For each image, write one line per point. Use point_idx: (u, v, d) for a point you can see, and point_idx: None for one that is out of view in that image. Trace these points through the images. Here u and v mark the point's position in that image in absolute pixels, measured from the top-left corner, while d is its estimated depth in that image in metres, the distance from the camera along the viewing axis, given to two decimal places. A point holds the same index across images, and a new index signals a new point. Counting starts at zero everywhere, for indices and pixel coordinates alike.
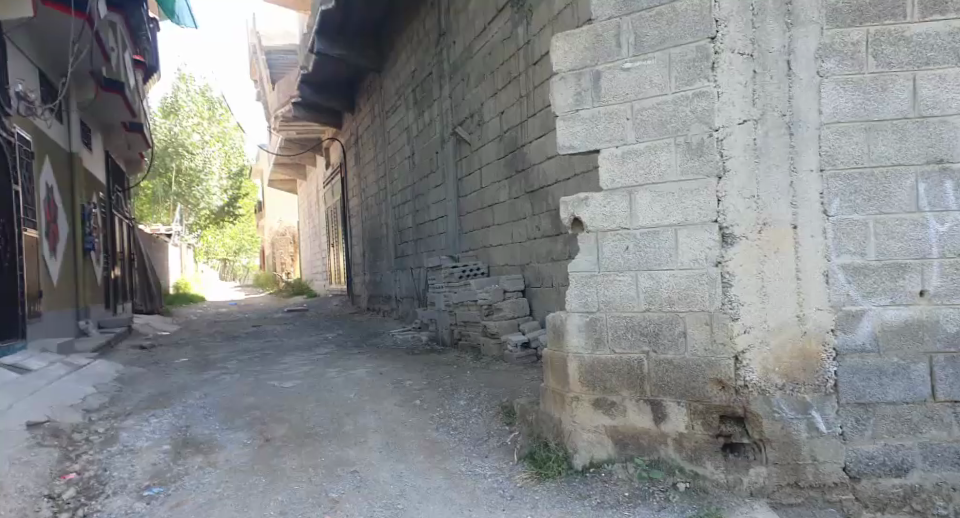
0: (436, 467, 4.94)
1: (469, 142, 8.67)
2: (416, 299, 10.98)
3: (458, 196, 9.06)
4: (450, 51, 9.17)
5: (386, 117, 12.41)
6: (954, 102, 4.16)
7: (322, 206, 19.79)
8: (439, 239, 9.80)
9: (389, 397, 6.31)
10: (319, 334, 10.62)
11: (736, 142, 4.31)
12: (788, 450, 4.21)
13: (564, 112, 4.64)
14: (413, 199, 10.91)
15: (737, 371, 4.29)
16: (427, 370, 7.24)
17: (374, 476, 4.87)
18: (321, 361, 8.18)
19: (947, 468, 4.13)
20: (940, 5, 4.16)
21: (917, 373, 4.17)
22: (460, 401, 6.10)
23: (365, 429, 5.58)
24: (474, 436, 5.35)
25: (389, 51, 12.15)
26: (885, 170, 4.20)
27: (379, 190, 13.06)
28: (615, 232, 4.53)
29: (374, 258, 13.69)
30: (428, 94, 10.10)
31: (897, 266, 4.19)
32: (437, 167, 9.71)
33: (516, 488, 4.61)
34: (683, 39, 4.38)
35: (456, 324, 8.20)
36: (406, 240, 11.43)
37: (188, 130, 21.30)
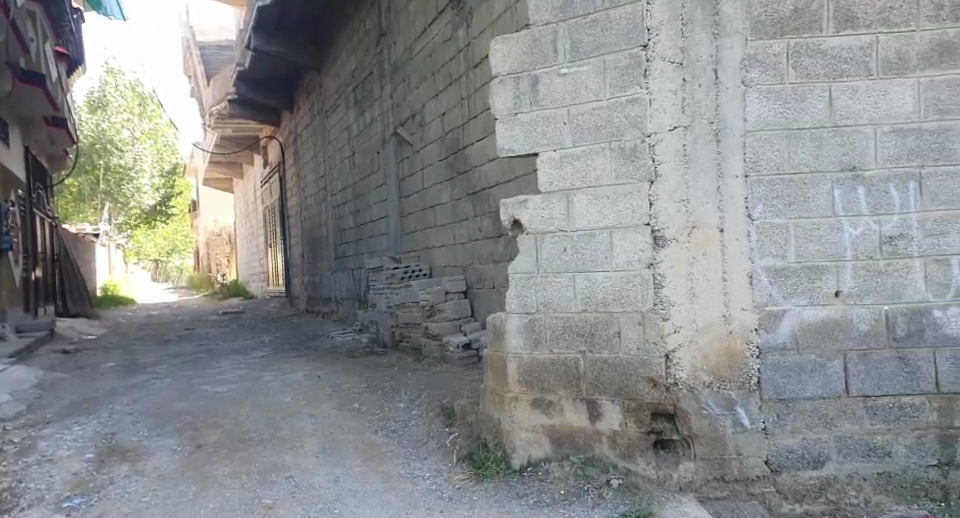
0: (373, 470, 5.01)
1: (410, 143, 8.74)
2: (356, 300, 11.01)
3: (400, 196, 9.12)
4: (391, 51, 9.23)
5: (326, 117, 12.39)
6: (866, 113, 4.37)
7: (259, 206, 19.64)
8: (380, 239, 9.85)
9: (327, 400, 6.36)
10: (256, 337, 10.58)
11: (667, 148, 4.46)
12: (714, 445, 4.38)
13: (503, 115, 4.75)
14: (354, 199, 10.93)
15: (668, 370, 4.45)
16: (366, 373, 7.30)
17: (309, 480, 4.91)
18: (256, 364, 8.18)
19: (859, 459, 4.34)
20: (852, 21, 4.37)
21: (832, 369, 4.37)
22: (399, 403, 6.19)
23: (302, 433, 5.62)
24: (413, 438, 5.44)
25: (329, 50, 12.12)
26: (804, 176, 4.40)
27: (319, 191, 13.04)
28: (554, 233, 4.66)
29: (313, 259, 13.66)
30: (369, 94, 10.13)
31: (815, 268, 4.38)
32: (379, 167, 9.75)
33: (454, 489, 4.68)
34: (617, 47, 4.53)
35: (397, 325, 8.28)
36: (347, 240, 11.45)
37: (117, 127, 20.81)
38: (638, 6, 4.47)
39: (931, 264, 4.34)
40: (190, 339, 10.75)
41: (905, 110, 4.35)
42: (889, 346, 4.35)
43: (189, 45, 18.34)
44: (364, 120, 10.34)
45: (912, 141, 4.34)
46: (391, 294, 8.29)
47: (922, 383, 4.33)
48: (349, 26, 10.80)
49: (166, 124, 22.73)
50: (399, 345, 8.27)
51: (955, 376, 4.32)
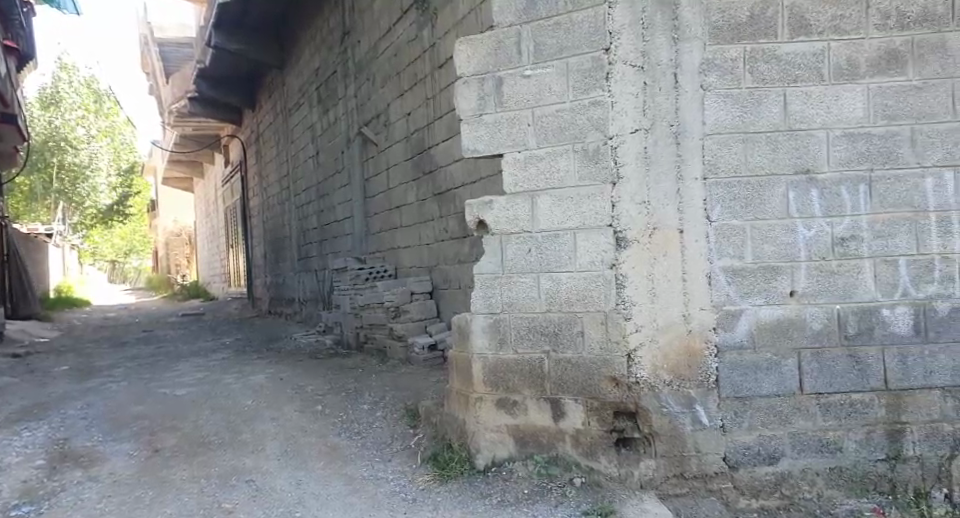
0: (335, 473, 5.03)
1: (374, 142, 8.76)
2: (320, 301, 11.00)
3: (365, 197, 9.14)
4: (355, 50, 9.24)
5: (289, 116, 12.36)
6: (819, 117, 4.48)
7: (221, 206, 19.52)
8: (345, 240, 9.85)
9: (289, 402, 6.38)
10: (216, 339, 10.54)
11: (628, 150, 4.53)
12: (674, 443, 4.46)
13: (468, 116, 4.81)
14: (318, 199, 10.91)
15: (629, 369, 4.52)
16: (329, 375, 7.31)
17: (269, 484, 4.92)
18: (216, 367, 8.17)
19: (813, 455, 4.45)
20: (805, 27, 4.48)
21: (787, 368, 4.48)
22: (363, 405, 6.22)
23: (264, 437, 5.64)
24: (377, 440, 5.47)
25: (291, 48, 12.09)
26: (760, 178, 4.50)
27: (282, 190, 13.00)
28: (519, 234, 4.71)
29: (275, 259, 13.62)
30: (333, 93, 10.12)
31: (770, 268, 4.48)
32: (343, 167, 9.76)
33: (418, 491, 4.71)
34: (579, 49, 4.59)
35: (362, 326, 8.30)
36: (310, 240, 11.43)
37: (71, 124, 20.58)
38: (600, 9, 4.54)
39: (880, 265, 4.46)
40: (147, 341, 10.67)
41: (855, 115, 4.47)
42: (841, 345, 4.47)
43: (146, 42, 17.37)
44: (329, 120, 10.33)
45: (862, 146, 4.46)
46: (356, 295, 8.30)
47: (872, 380, 4.46)
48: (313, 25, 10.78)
49: (122, 122, 22.60)
50: (363, 346, 8.28)
51: (904, 374, 4.44)
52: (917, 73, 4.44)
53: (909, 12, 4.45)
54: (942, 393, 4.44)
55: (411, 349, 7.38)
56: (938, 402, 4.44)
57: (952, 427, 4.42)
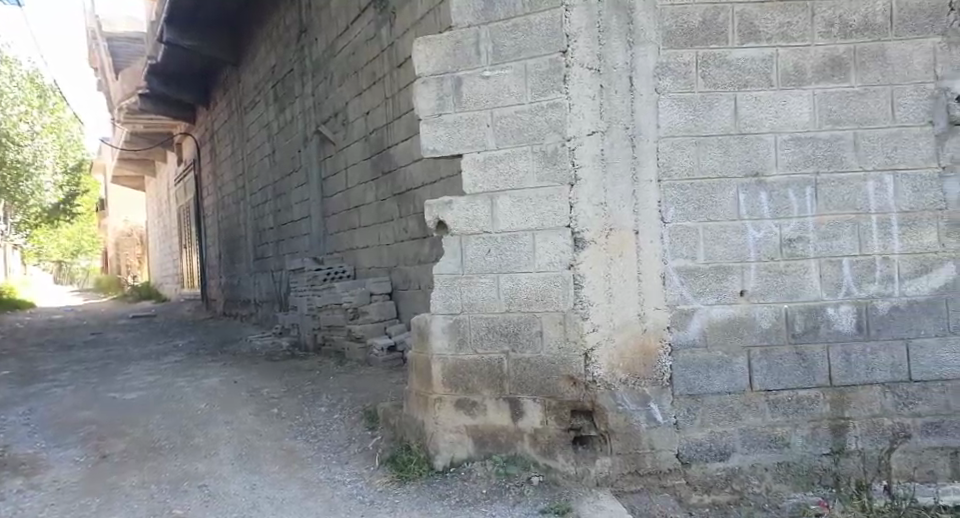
0: (291, 476, 5.04)
1: (333, 141, 8.76)
2: (277, 302, 10.95)
3: (323, 196, 9.13)
4: (312, 48, 9.23)
5: (245, 114, 12.28)
6: (767, 122, 4.59)
7: (174, 205, 19.30)
8: (303, 240, 9.82)
9: (245, 406, 6.37)
10: (169, 342, 10.44)
11: (586, 152, 4.60)
12: (629, 440, 4.54)
13: (427, 116, 4.83)
14: (275, 199, 10.86)
15: (587, 367, 4.60)
16: (286, 377, 7.31)
17: (223, 488, 4.91)
18: (167, 370, 8.11)
19: (762, 450, 4.56)
20: (755, 34, 4.59)
21: (737, 366, 4.59)
22: (320, 407, 6.23)
23: (217, 440, 5.63)
24: (334, 443, 5.49)
25: (248, 46, 12.00)
26: (712, 181, 4.60)
27: (238, 190, 12.92)
28: (478, 235, 4.76)
29: (231, 260, 13.52)
30: (290, 91, 10.09)
31: (722, 268, 4.59)
32: (301, 167, 9.73)
33: (376, 493, 4.73)
34: (537, 52, 4.66)
35: (320, 328, 8.29)
36: (267, 241, 11.38)
37: (17, 120, 17.75)
38: (557, 12, 4.61)
39: (825, 265, 4.59)
40: (97, 345, 10.54)
41: (802, 120, 4.59)
42: (789, 343, 4.59)
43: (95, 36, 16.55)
44: (286, 118, 10.29)
45: (808, 149, 4.59)
46: (314, 296, 8.30)
47: (818, 377, 4.58)
48: (270, 22, 10.73)
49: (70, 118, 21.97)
50: (322, 348, 8.28)
51: (848, 370, 4.58)
52: (859, 80, 4.58)
53: (852, 20, 4.59)
54: (884, 389, 4.57)
55: (370, 350, 7.41)
56: (879, 398, 4.57)
57: (893, 422, 4.56)
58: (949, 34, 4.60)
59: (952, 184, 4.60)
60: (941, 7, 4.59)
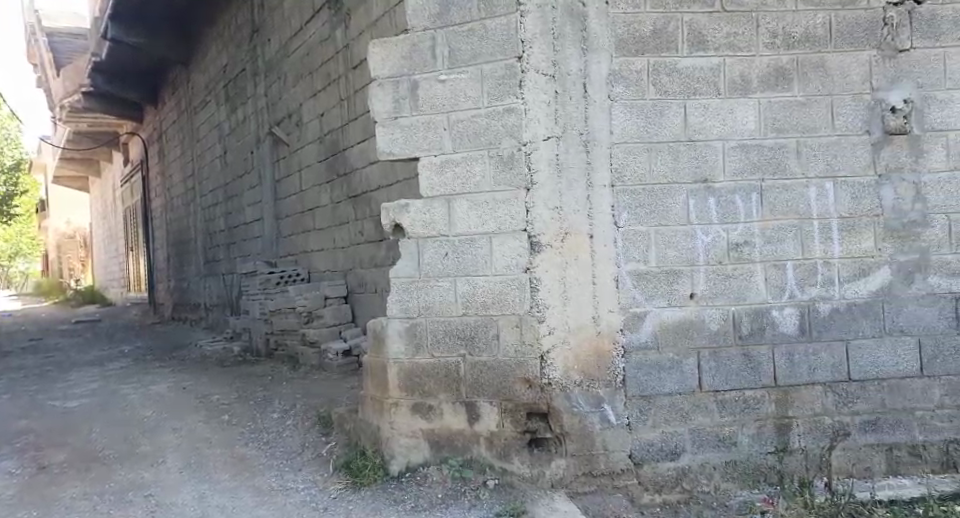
0: (242, 485, 5.03)
1: (287, 142, 8.75)
2: (229, 305, 10.88)
3: (276, 198, 9.13)
4: (265, 48, 9.21)
5: (196, 114, 12.19)
6: (715, 129, 4.72)
7: (119, 207, 19.04)
8: (255, 243, 9.78)
9: (194, 413, 6.35)
10: (115, 348, 10.32)
11: (541, 157, 4.67)
12: (584, 442, 4.62)
13: (383, 119, 4.85)
14: (227, 200, 10.80)
15: (543, 370, 4.66)
16: (237, 383, 7.30)
17: (171, 499, 4.89)
18: (111, 377, 8.03)
19: (711, 450, 4.67)
20: (703, 43, 4.71)
21: (687, 367, 4.70)
22: (272, 413, 6.24)
23: (163, 449, 5.62)
24: (288, 449, 5.50)
25: (199, 45, 11.89)
26: (663, 186, 4.71)
27: (188, 191, 12.80)
28: (435, 237, 4.79)
29: (181, 263, 13.39)
30: (241, 91, 10.05)
31: (672, 272, 4.70)
32: (254, 168, 9.68)
33: (330, 500, 4.74)
34: (493, 57, 4.71)
35: (272, 333, 8.27)
36: (219, 243, 11.31)
37: None
38: (512, 18, 4.66)
39: (770, 268, 4.72)
40: (37, 351, 10.35)
41: (748, 128, 4.72)
42: (736, 344, 4.71)
43: (32, 32, 16.13)
44: (237, 119, 10.25)
45: (754, 156, 4.72)
46: (267, 301, 8.27)
47: (763, 377, 4.71)
48: (221, 22, 10.68)
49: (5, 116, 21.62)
50: (275, 353, 8.26)
51: (792, 371, 4.72)
52: (801, 90, 4.74)
53: (794, 32, 4.75)
54: (824, 389, 4.73)
55: (325, 354, 7.43)
56: (821, 397, 4.73)
57: (833, 420, 4.72)
58: (883, 47, 4.78)
59: (887, 191, 4.77)
60: (876, 21, 4.78)
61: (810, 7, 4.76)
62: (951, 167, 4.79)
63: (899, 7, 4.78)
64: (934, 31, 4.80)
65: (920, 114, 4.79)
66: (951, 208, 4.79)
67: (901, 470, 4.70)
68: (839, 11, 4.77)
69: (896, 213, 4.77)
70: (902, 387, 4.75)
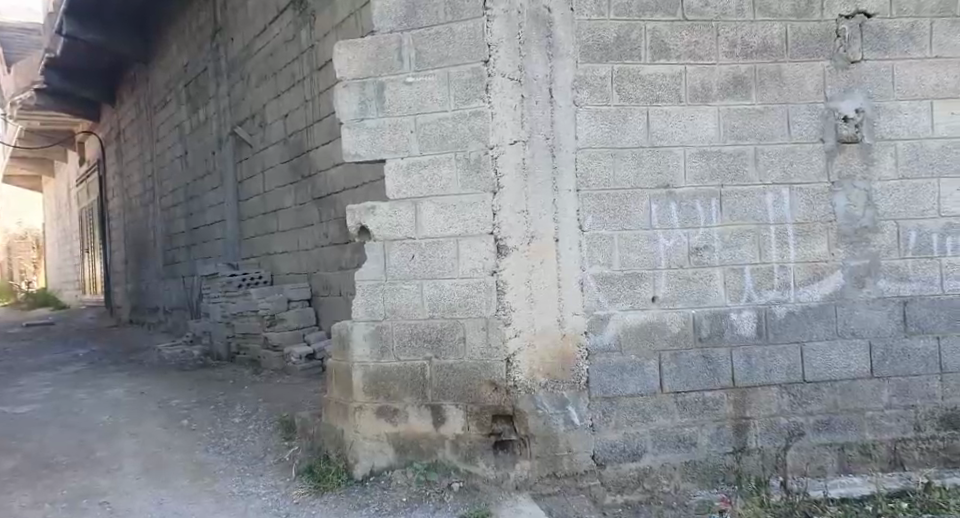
0: (202, 491, 5.03)
1: (249, 143, 8.75)
2: (188, 310, 10.83)
3: (240, 199, 9.12)
4: (227, 47, 9.21)
5: (156, 113, 12.13)
6: (677, 135, 4.81)
7: (76, 208, 18.80)
8: (217, 245, 9.76)
9: (152, 419, 6.35)
10: (74, 352, 10.23)
11: (508, 161, 4.70)
12: (548, 444, 4.67)
13: (348, 120, 4.84)
14: (187, 202, 10.76)
15: (508, 372, 4.70)
16: (201, 387, 7.29)
17: (128, 506, 4.87)
18: (65, 382, 7.98)
19: (671, 450, 4.76)
20: (665, 51, 4.81)
21: (649, 369, 4.78)
22: (234, 419, 6.27)
23: (119, 456, 5.61)
24: (250, 454, 5.54)
25: (160, 42, 11.80)
26: (626, 191, 4.78)
27: (147, 192, 12.72)
28: (401, 240, 4.80)
29: (140, 265, 13.30)
30: (203, 90, 10.02)
31: (635, 275, 4.78)
32: (215, 168, 9.67)
33: (293, 505, 4.75)
34: (460, 60, 4.73)
35: (234, 336, 8.25)
36: (179, 245, 11.25)
37: None
38: (479, 22, 4.70)
39: (729, 272, 4.83)
40: None
41: (708, 134, 4.83)
42: (695, 346, 4.82)
43: None
44: (199, 118, 10.20)
45: (714, 163, 4.83)
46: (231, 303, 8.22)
47: (722, 378, 4.82)
48: (183, 21, 10.62)
49: None
50: (237, 357, 8.24)
51: (749, 372, 4.84)
52: (759, 98, 4.86)
53: (752, 42, 4.87)
54: (780, 390, 4.85)
55: (289, 358, 7.43)
56: (777, 397, 4.85)
57: (788, 421, 4.85)
58: (835, 59, 4.93)
59: (840, 198, 4.92)
60: (829, 33, 4.92)
61: (767, 17, 4.88)
62: (900, 175, 4.95)
63: (850, 20, 4.93)
64: (884, 44, 4.95)
65: (871, 123, 4.94)
66: (899, 214, 4.94)
67: (852, 469, 4.86)
68: (795, 22, 4.90)
69: (848, 220, 4.92)
70: (854, 389, 4.90)
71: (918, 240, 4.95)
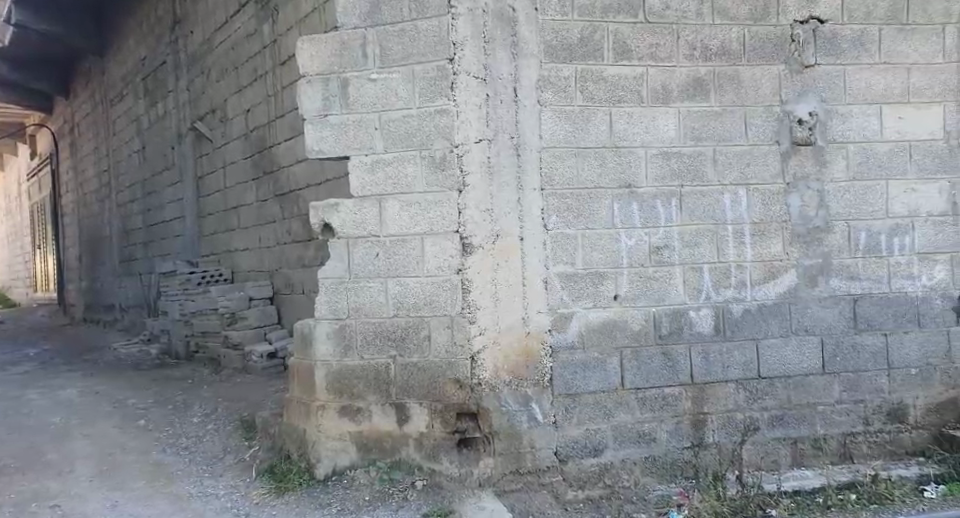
0: (158, 492, 5.01)
1: (209, 138, 8.69)
2: (145, 307, 10.71)
3: (199, 195, 9.05)
4: (187, 41, 9.13)
5: (111, 106, 11.97)
6: (639, 136, 4.91)
7: (27, 206, 18.42)
8: (175, 241, 9.67)
9: (107, 420, 6.29)
10: (23, 351, 10.04)
11: (473, 159, 4.74)
12: (511, 441, 4.73)
13: (311, 117, 4.84)
14: (145, 197, 10.63)
15: (472, 371, 4.74)
16: (157, 387, 7.23)
17: (81, 509, 4.82)
18: (16, 382, 7.84)
19: (630, 446, 4.87)
20: (627, 53, 4.90)
21: (610, 366, 4.88)
22: (193, 419, 6.24)
23: (71, 457, 5.55)
24: (209, 455, 5.52)
25: (116, 35, 11.63)
26: (589, 191, 4.86)
27: (102, 187, 12.54)
28: (365, 238, 4.82)
29: (95, 262, 13.11)
30: (161, 84, 9.91)
31: (598, 274, 4.86)
32: (174, 164, 9.58)
33: (252, 505, 4.74)
34: (425, 57, 4.76)
35: (192, 335, 8.18)
36: (136, 242, 11.12)
37: None
38: (443, 20, 4.73)
39: (688, 270, 4.95)
40: None
41: (668, 135, 4.94)
42: (655, 343, 4.92)
43: None
44: (157, 112, 10.09)
45: (674, 163, 4.94)
46: (188, 302, 8.15)
47: (680, 375, 4.94)
48: (140, 14, 10.48)
49: None
50: (195, 356, 8.16)
51: (706, 369, 4.96)
52: (717, 100, 4.98)
53: (711, 45, 4.98)
54: (736, 386, 4.98)
55: (250, 356, 7.37)
56: (733, 394, 4.98)
57: (743, 417, 4.98)
58: (790, 63, 5.06)
59: (794, 198, 5.05)
60: (784, 38, 5.06)
61: (724, 21, 5.00)
62: (851, 176, 5.11)
63: (805, 25, 5.07)
64: (836, 50, 5.10)
65: (824, 126, 5.09)
66: (850, 215, 5.10)
67: (804, 462, 5.01)
68: (752, 26, 5.02)
69: (802, 220, 5.06)
70: (806, 385, 5.05)
71: (868, 240, 5.12)
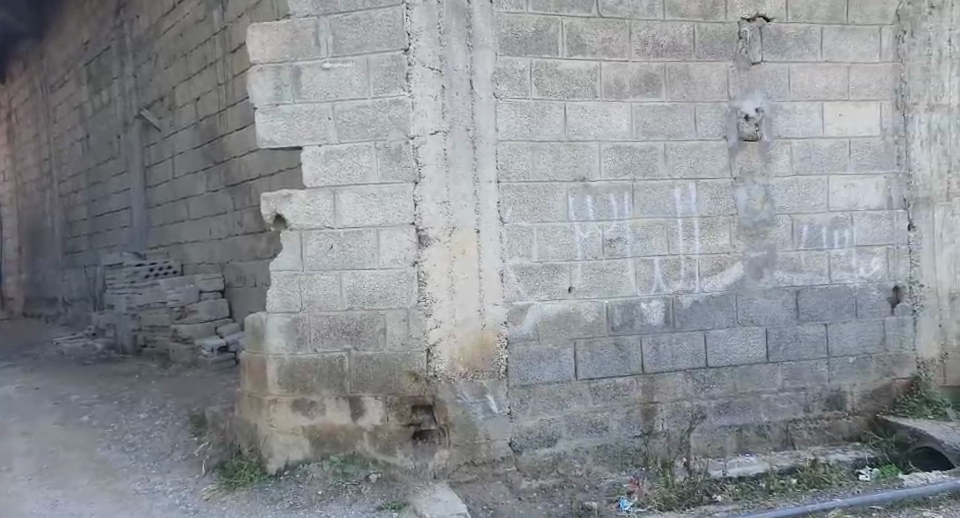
0: (104, 490, 4.93)
1: (157, 127, 8.54)
2: (90, 301, 10.47)
3: (146, 186, 8.89)
4: (132, 26, 8.93)
5: (52, 93, 11.65)
6: (593, 131, 4.99)
7: None
8: (120, 233, 9.48)
9: (47, 417, 6.15)
10: None
11: (429, 151, 4.76)
12: (466, 433, 4.78)
13: (263, 105, 4.80)
14: (88, 187, 10.39)
15: (429, 363, 4.77)
16: (101, 382, 7.09)
17: (21, 508, 4.72)
18: None
19: (583, 435, 4.96)
20: (581, 47, 4.97)
21: (564, 357, 4.95)
22: (139, 414, 6.14)
23: (10, 456, 5.42)
24: (156, 451, 5.43)
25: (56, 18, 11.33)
26: (545, 185, 4.93)
27: (43, 176, 12.20)
28: (320, 230, 4.79)
29: (35, 254, 12.76)
30: (105, 71, 9.69)
31: (552, 267, 4.93)
32: (119, 153, 9.38)
33: (202, 502, 4.69)
34: (379, 47, 4.76)
35: (137, 329, 8.03)
36: (80, 234, 10.86)
37: None
38: (398, 10, 4.73)
39: (640, 264, 5.05)
40: None
41: (621, 131, 5.02)
42: (609, 335, 5.01)
43: None
44: (101, 100, 9.86)
45: (627, 157, 5.03)
46: (134, 294, 7.99)
47: (632, 365, 5.04)
48: None
49: None
50: (141, 350, 8.02)
51: (656, 359, 5.07)
52: (668, 95, 5.08)
53: (662, 41, 5.08)
54: (685, 375, 5.11)
55: (199, 350, 7.27)
56: (681, 383, 5.11)
57: (690, 406, 5.11)
58: (739, 59, 5.19)
59: (742, 194, 5.19)
60: (732, 35, 5.18)
61: (676, 18, 5.10)
62: (794, 171, 5.26)
63: (752, 22, 5.20)
64: (781, 48, 5.24)
65: (769, 122, 5.23)
66: (794, 209, 5.26)
67: (748, 449, 5.17)
68: (702, 23, 5.13)
69: (748, 214, 5.20)
70: (751, 374, 5.20)
71: (810, 234, 5.28)
